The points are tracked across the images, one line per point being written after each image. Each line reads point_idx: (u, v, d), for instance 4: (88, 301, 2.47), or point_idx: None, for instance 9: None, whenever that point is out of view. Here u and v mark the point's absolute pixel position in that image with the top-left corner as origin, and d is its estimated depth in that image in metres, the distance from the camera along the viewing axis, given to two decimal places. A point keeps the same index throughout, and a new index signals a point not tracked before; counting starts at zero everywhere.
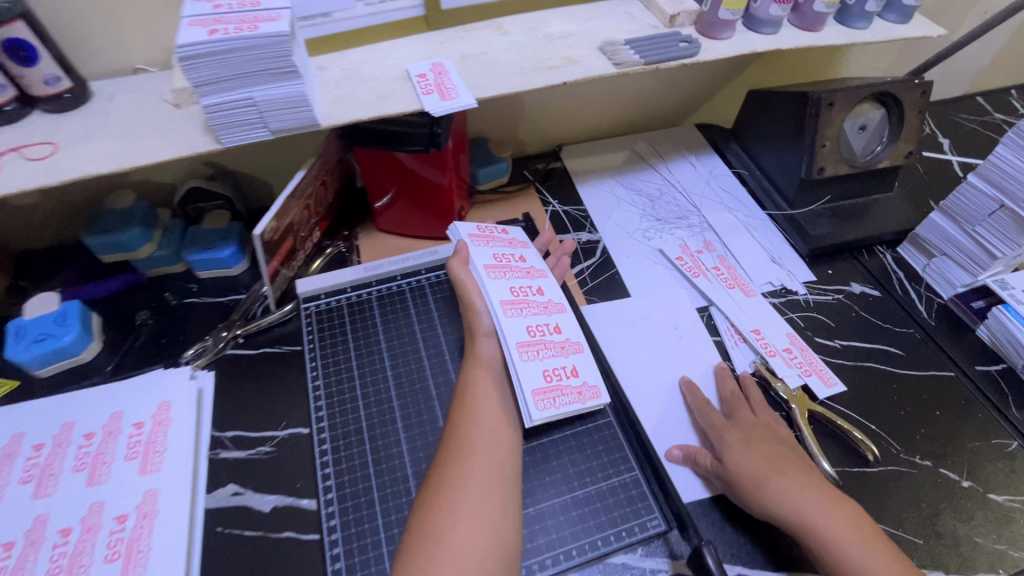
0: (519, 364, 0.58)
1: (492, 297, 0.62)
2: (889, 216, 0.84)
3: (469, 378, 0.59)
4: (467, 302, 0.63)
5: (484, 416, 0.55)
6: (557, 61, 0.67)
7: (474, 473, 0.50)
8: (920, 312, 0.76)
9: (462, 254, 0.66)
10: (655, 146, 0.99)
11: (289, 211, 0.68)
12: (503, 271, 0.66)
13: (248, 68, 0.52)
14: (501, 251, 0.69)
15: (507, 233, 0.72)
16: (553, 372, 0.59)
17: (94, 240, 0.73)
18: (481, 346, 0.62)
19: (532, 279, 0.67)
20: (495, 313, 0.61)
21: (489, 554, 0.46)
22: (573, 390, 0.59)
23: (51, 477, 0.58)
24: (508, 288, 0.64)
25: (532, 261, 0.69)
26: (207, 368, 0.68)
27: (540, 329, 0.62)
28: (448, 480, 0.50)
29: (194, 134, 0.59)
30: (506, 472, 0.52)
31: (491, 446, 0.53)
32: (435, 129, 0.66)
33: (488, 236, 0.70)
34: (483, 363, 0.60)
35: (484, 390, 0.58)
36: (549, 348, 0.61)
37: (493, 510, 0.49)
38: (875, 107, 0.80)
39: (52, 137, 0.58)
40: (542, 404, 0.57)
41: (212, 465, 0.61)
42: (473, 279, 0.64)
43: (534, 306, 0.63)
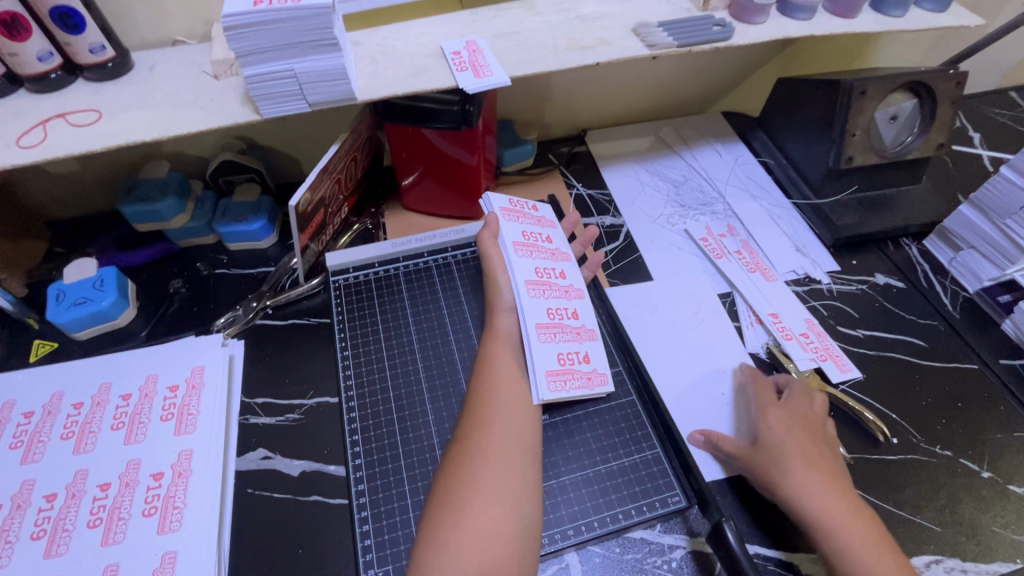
0: (536, 345, 0.59)
1: (516, 274, 0.63)
2: (917, 208, 0.83)
3: (492, 350, 0.59)
4: (493, 279, 0.64)
5: (507, 386, 0.56)
6: (590, 41, 0.67)
7: (498, 443, 0.51)
8: (945, 304, 0.76)
9: (491, 228, 0.67)
10: (680, 133, 0.99)
11: (322, 185, 0.69)
12: (530, 249, 0.66)
13: (289, 39, 0.53)
14: (528, 228, 0.69)
15: (537, 210, 0.73)
16: (566, 356, 0.61)
17: (129, 208, 0.74)
18: (500, 321, 0.62)
19: (556, 262, 0.67)
20: (517, 290, 0.61)
21: (510, 519, 0.46)
22: (584, 374, 0.60)
23: (91, 434, 0.60)
24: (533, 268, 0.65)
25: (558, 242, 0.70)
26: (238, 336, 0.70)
27: (559, 313, 0.63)
28: (471, 447, 0.50)
29: (234, 105, 0.60)
30: (526, 441, 0.53)
31: (514, 417, 0.54)
32: (466, 106, 0.67)
33: (519, 211, 0.70)
34: (503, 337, 0.60)
35: (506, 361, 0.58)
36: (565, 332, 0.62)
37: (513, 477, 0.49)
38: (908, 97, 0.79)
39: (96, 105, 0.60)
40: (554, 385, 0.58)
41: (243, 429, 0.63)
42: (501, 253, 0.65)
43: (555, 288, 0.64)
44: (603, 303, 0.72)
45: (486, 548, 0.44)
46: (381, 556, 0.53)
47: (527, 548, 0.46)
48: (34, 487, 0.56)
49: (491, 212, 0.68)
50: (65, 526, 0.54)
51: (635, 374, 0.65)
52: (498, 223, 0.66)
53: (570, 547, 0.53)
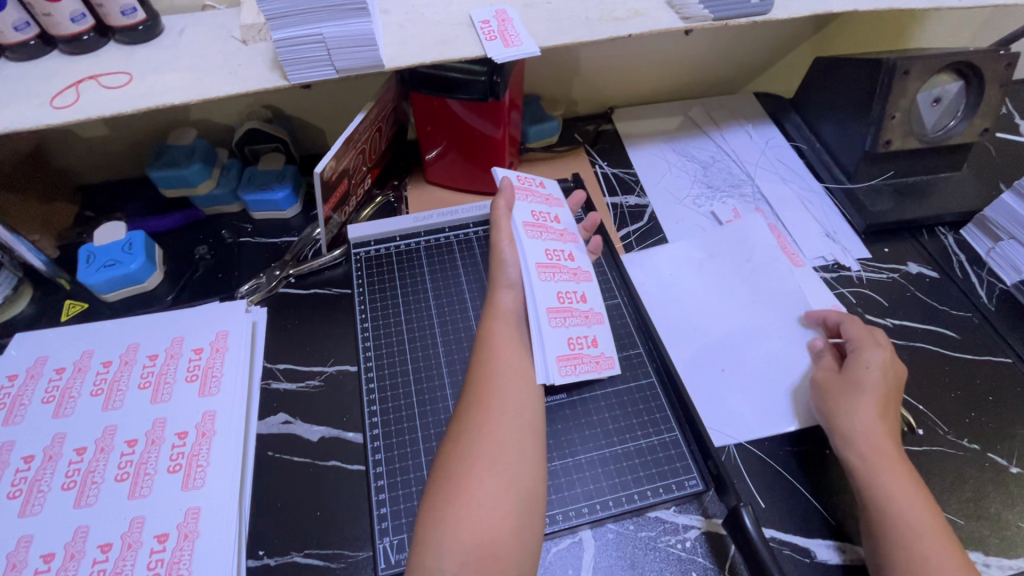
0: (547, 329, 0.59)
1: (528, 258, 0.62)
2: (955, 196, 0.80)
3: (493, 328, 0.58)
4: (500, 250, 0.63)
5: (507, 363, 0.55)
6: (623, 13, 0.65)
7: (497, 420, 0.50)
8: (981, 297, 0.73)
9: (507, 195, 0.66)
10: (710, 112, 0.96)
11: (346, 154, 0.68)
12: (540, 230, 0.66)
13: (318, 3, 0.52)
14: (537, 207, 0.69)
15: (544, 187, 0.72)
16: (576, 340, 0.61)
17: (157, 173, 0.75)
18: (500, 296, 0.60)
19: (564, 243, 0.67)
20: (529, 274, 0.61)
21: (508, 493, 0.46)
22: (591, 359, 0.61)
23: (119, 392, 0.61)
24: (543, 250, 0.65)
25: (565, 223, 0.70)
26: (261, 303, 0.71)
27: (568, 296, 0.63)
28: (468, 426, 0.50)
29: (261, 71, 0.60)
30: (524, 417, 0.52)
31: (512, 395, 0.53)
32: (494, 78, 0.65)
33: (528, 188, 0.70)
34: (504, 314, 0.59)
35: (506, 338, 0.57)
36: (574, 316, 0.62)
37: (510, 453, 0.48)
38: (954, 78, 0.76)
39: (127, 68, 0.60)
40: (564, 369, 0.58)
41: (265, 394, 0.64)
42: (512, 229, 0.64)
43: (565, 271, 0.64)
44: (626, 285, 0.70)
45: (483, 524, 0.44)
46: (396, 525, 0.54)
47: (526, 522, 0.46)
48: (65, 440, 0.58)
49: (504, 179, 0.67)
50: (94, 479, 0.55)
51: (657, 356, 0.64)
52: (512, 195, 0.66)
53: (585, 524, 0.53)
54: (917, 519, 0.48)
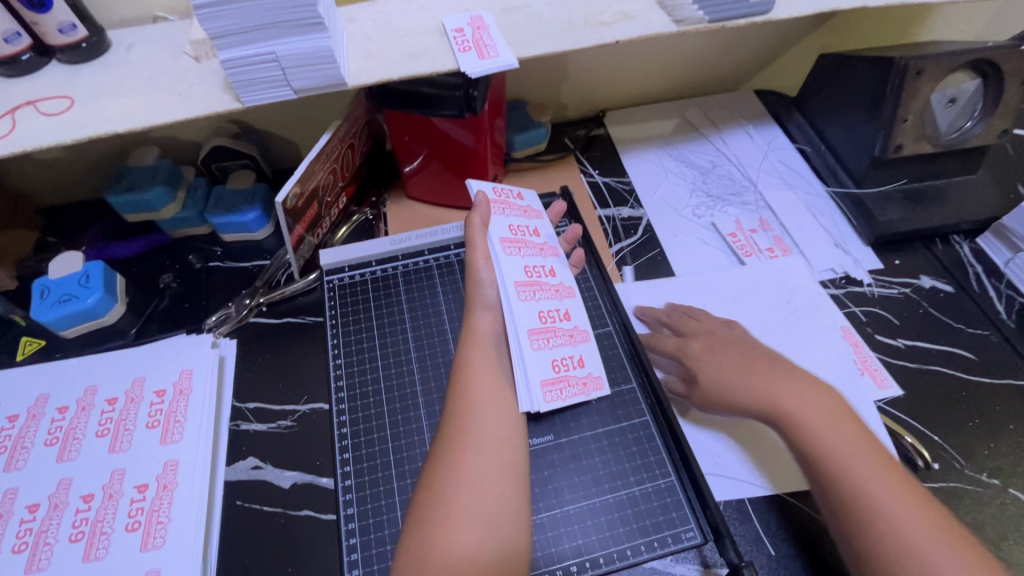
0: (529, 354, 0.54)
1: (505, 276, 0.57)
2: (971, 202, 0.75)
3: (469, 357, 0.52)
4: (475, 269, 0.57)
5: (484, 396, 0.50)
6: (609, 16, 0.59)
7: (474, 462, 0.45)
8: (999, 312, 0.68)
9: (482, 210, 0.60)
10: (708, 113, 0.90)
11: (314, 175, 0.64)
12: (519, 246, 0.61)
13: (267, 19, 0.47)
14: (515, 221, 0.63)
15: (521, 199, 0.66)
16: (560, 362, 0.57)
17: (116, 198, 0.70)
18: (477, 320, 0.55)
19: (545, 258, 0.62)
20: (508, 294, 0.56)
21: (485, 544, 0.42)
22: (579, 380, 0.57)
23: (75, 441, 0.57)
24: (521, 267, 0.59)
25: (545, 236, 0.65)
26: (230, 335, 0.67)
27: (551, 315, 0.58)
28: (441, 468, 0.45)
29: (214, 92, 0.55)
30: (503, 455, 0.47)
31: (490, 431, 0.48)
32: (470, 91, 0.60)
33: (505, 201, 0.64)
34: (481, 339, 0.53)
35: (485, 367, 0.52)
36: (558, 336, 0.58)
37: (489, 499, 0.44)
38: (971, 77, 0.70)
39: (69, 91, 0.56)
40: (550, 395, 0.55)
41: (232, 437, 0.60)
42: (488, 246, 0.58)
43: (545, 289, 0.60)
44: (617, 310, 0.65)
45: None
46: None
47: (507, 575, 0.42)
48: (16, 496, 0.54)
49: (479, 193, 0.61)
50: (48, 540, 0.52)
51: (650, 391, 0.59)
52: (488, 209, 0.60)
53: None
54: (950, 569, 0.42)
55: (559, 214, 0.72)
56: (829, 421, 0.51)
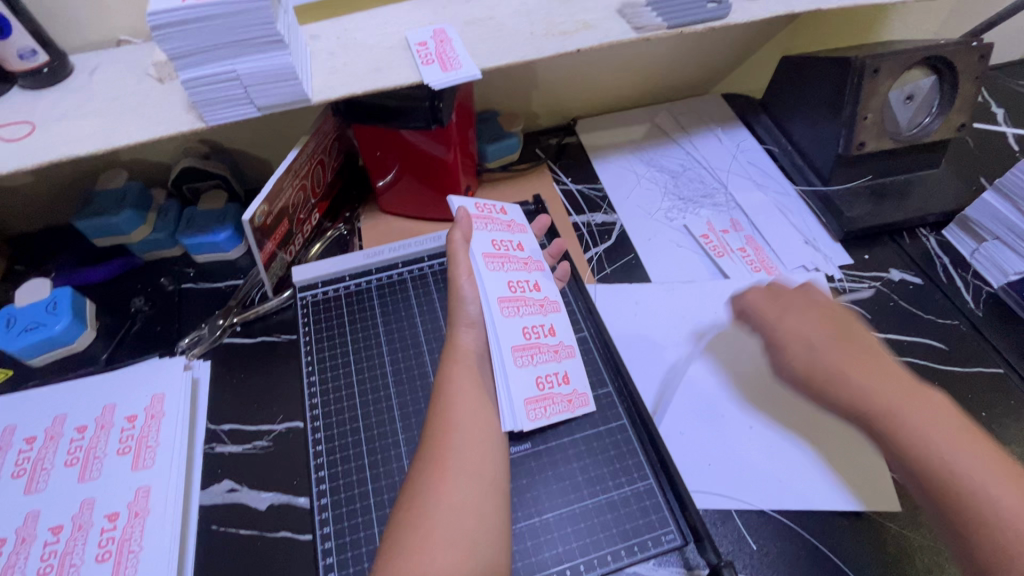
0: (513, 370, 0.54)
1: (489, 292, 0.57)
2: (934, 195, 0.76)
3: (451, 372, 0.51)
4: (457, 286, 0.56)
5: (468, 414, 0.49)
6: (571, 26, 0.60)
7: (455, 481, 0.44)
8: (967, 302, 0.70)
9: (463, 227, 0.59)
10: (677, 118, 0.92)
11: (282, 192, 0.63)
12: (501, 260, 0.60)
13: (227, 37, 0.47)
14: (498, 235, 0.63)
15: (505, 214, 0.67)
16: (545, 379, 0.56)
17: (84, 222, 0.69)
18: (461, 337, 0.54)
19: (529, 273, 0.62)
20: (491, 310, 0.56)
21: (465, 567, 0.40)
22: (563, 398, 0.57)
23: (43, 472, 0.56)
24: (505, 282, 0.59)
25: (530, 249, 0.65)
26: (203, 357, 0.66)
27: (535, 330, 0.58)
28: (423, 488, 0.44)
29: (178, 112, 0.54)
30: (486, 475, 0.46)
31: (472, 450, 0.47)
32: (435, 103, 0.60)
33: (487, 217, 0.64)
34: (464, 356, 0.53)
35: (469, 381, 0.51)
36: (543, 352, 0.57)
37: (470, 519, 0.43)
38: (926, 74, 0.72)
39: (30, 116, 0.55)
40: (534, 414, 0.54)
41: (208, 459, 0.59)
42: (469, 262, 0.57)
43: (531, 304, 0.59)
44: (591, 315, 0.66)
45: None
46: None
47: None
48: None
49: (460, 209, 0.61)
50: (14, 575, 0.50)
51: (627, 395, 0.59)
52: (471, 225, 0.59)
53: None
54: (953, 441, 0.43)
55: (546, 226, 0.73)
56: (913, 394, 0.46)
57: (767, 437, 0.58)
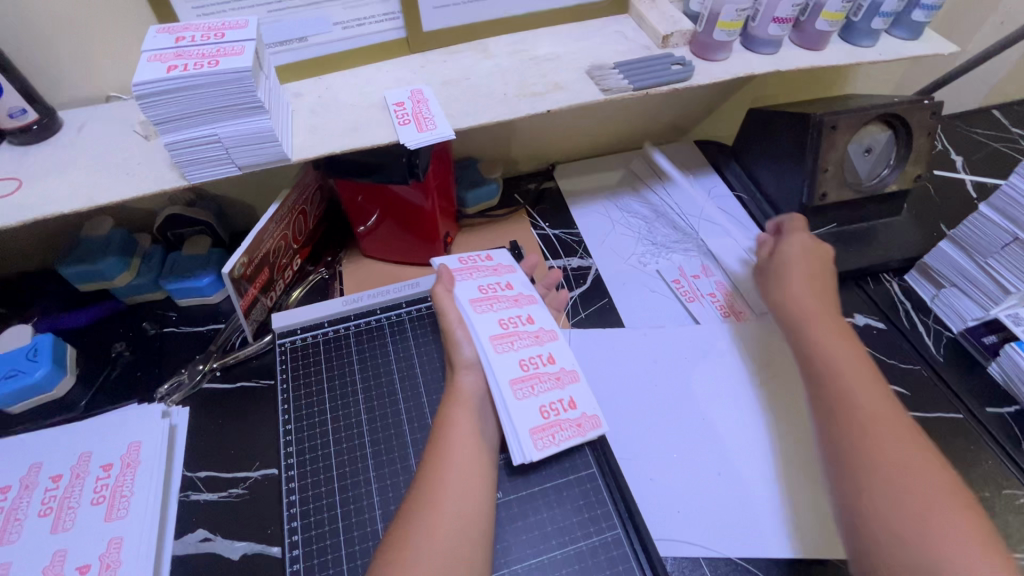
0: (513, 404, 0.56)
1: (480, 332, 0.59)
2: (895, 242, 0.80)
3: (453, 416, 0.55)
4: (449, 333, 0.60)
5: (462, 458, 0.51)
6: (542, 87, 0.64)
7: (445, 529, 0.47)
8: (928, 347, 0.72)
9: (446, 281, 0.63)
10: (652, 164, 0.95)
11: (263, 243, 0.65)
12: (490, 302, 0.63)
13: (210, 104, 0.50)
14: (485, 281, 0.66)
15: (490, 259, 0.69)
16: (549, 408, 0.57)
17: (68, 269, 0.71)
18: (461, 379, 0.58)
19: (520, 308, 0.64)
20: (483, 348, 0.58)
21: None
22: (572, 423, 0.57)
23: (16, 522, 0.56)
24: (496, 321, 0.61)
25: (519, 287, 0.66)
26: (182, 403, 0.67)
27: (533, 362, 0.60)
28: (413, 533, 0.46)
29: (162, 170, 0.57)
30: (472, 522, 0.48)
31: (466, 493, 0.49)
32: (413, 159, 0.63)
33: (471, 267, 0.67)
34: (465, 401, 0.56)
35: (468, 424, 0.54)
36: (543, 381, 0.59)
37: (453, 565, 0.45)
38: (882, 129, 0.76)
39: (17, 172, 0.57)
40: (541, 443, 0.55)
41: (182, 508, 0.59)
42: (457, 310, 0.61)
43: (524, 337, 0.61)
44: None
45: None
46: None
47: None
48: None
49: (439, 268, 0.65)
50: None
51: (598, 443, 0.60)
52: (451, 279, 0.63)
53: None
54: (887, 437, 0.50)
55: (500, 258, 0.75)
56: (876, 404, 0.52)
57: (734, 484, 0.59)
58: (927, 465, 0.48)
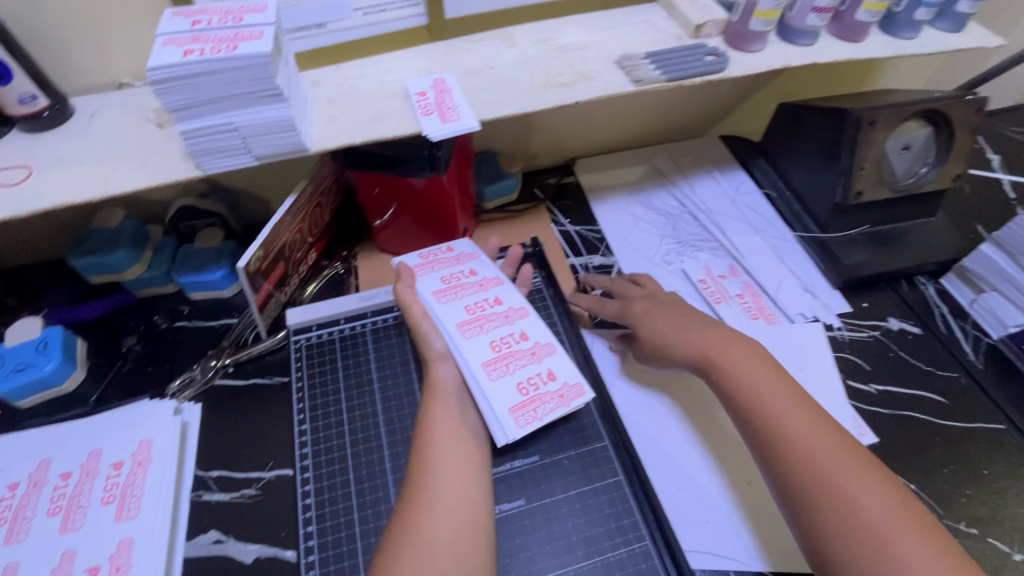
0: (489, 385, 0.54)
1: (444, 321, 0.58)
2: (932, 243, 0.77)
3: (428, 410, 0.53)
4: (416, 327, 0.58)
5: (446, 453, 0.49)
6: (570, 77, 0.61)
7: (429, 524, 0.44)
8: (967, 354, 0.69)
9: (406, 278, 0.61)
10: (675, 159, 0.92)
11: (279, 237, 0.63)
12: (454, 291, 0.61)
13: (227, 91, 0.47)
14: (447, 271, 0.64)
15: (452, 249, 0.67)
16: (528, 383, 0.56)
17: (79, 261, 0.69)
18: (436, 372, 0.55)
19: (486, 291, 0.62)
20: (451, 337, 0.57)
21: None
22: (553, 395, 0.55)
23: (24, 521, 0.55)
24: (463, 308, 0.60)
25: (483, 271, 0.65)
26: (194, 400, 0.65)
27: (505, 342, 0.58)
28: (397, 533, 0.44)
29: (175, 160, 0.54)
30: (465, 515, 0.46)
31: (452, 491, 0.47)
32: (434, 151, 0.62)
33: (432, 261, 0.65)
34: (442, 392, 0.54)
35: (449, 414, 0.52)
36: (518, 359, 0.57)
37: (447, 561, 0.43)
38: (921, 125, 0.73)
39: (27, 160, 0.55)
40: (523, 419, 0.53)
41: (194, 508, 0.58)
42: (422, 304, 0.59)
43: (493, 319, 0.59)
44: (588, 363, 0.64)
45: None
46: None
47: None
48: None
49: (400, 264, 0.64)
50: None
51: (624, 449, 0.58)
52: (412, 274, 0.61)
53: None
54: (826, 450, 0.49)
55: (496, 247, 0.73)
56: (807, 420, 0.52)
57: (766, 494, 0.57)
58: (877, 483, 0.47)
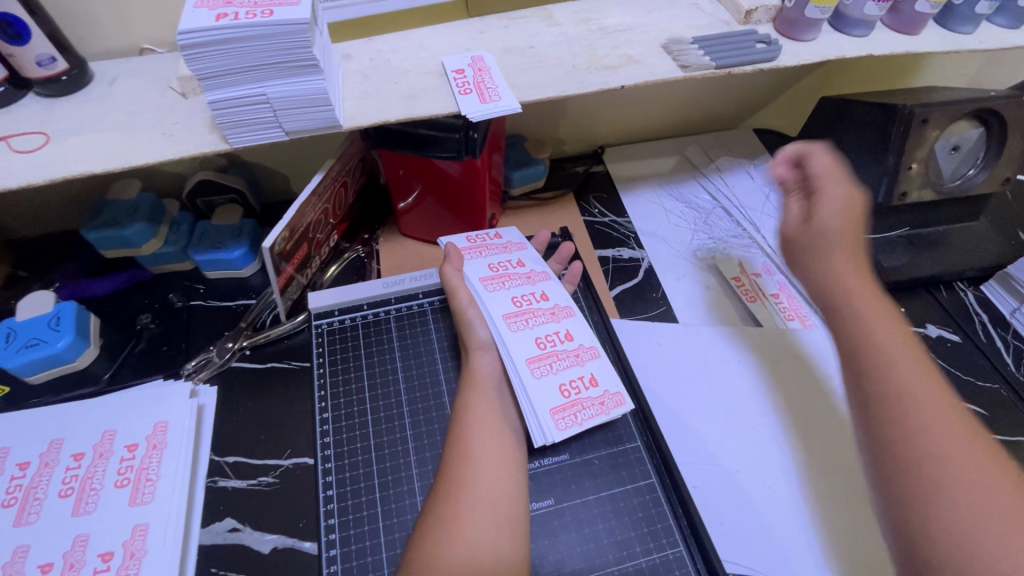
0: (531, 383, 0.52)
1: (491, 310, 0.56)
2: (976, 248, 0.74)
3: (468, 400, 0.51)
4: (459, 312, 0.56)
5: (486, 444, 0.47)
6: (614, 60, 0.58)
7: (469, 518, 0.43)
8: (1008, 364, 0.67)
9: (455, 259, 0.60)
10: (708, 151, 0.89)
11: (305, 216, 0.61)
12: (502, 280, 0.59)
13: (259, 60, 0.45)
14: (496, 259, 0.62)
15: (501, 236, 0.66)
16: (570, 386, 0.54)
17: (93, 233, 0.66)
18: (477, 362, 0.54)
19: (533, 285, 0.60)
20: (497, 327, 0.55)
21: None
22: (594, 402, 0.54)
23: (35, 502, 0.53)
24: (509, 299, 0.58)
25: (531, 263, 0.63)
26: (210, 381, 0.63)
27: (550, 339, 0.56)
28: (435, 523, 0.42)
29: (200, 131, 0.52)
30: (503, 512, 0.44)
31: (490, 484, 0.45)
32: (470, 133, 0.58)
33: (480, 246, 0.63)
34: (481, 383, 0.52)
35: (489, 405, 0.51)
36: (561, 360, 0.55)
37: (484, 559, 0.41)
38: (973, 125, 0.70)
39: (44, 126, 0.52)
40: (563, 422, 0.52)
41: (209, 494, 0.56)
42: (469, 290, 0.58)
43: (539, 314, 0.57)
44: (621, 361, 0.62)
45: None
46: None
47: None
48: None
49: (449, 244, 0.62)
50: None
51: (657, 451, 0.56)
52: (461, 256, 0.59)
53: None
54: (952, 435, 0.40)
55: (546, 239, 0.70)
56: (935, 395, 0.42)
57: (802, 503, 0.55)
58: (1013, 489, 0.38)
